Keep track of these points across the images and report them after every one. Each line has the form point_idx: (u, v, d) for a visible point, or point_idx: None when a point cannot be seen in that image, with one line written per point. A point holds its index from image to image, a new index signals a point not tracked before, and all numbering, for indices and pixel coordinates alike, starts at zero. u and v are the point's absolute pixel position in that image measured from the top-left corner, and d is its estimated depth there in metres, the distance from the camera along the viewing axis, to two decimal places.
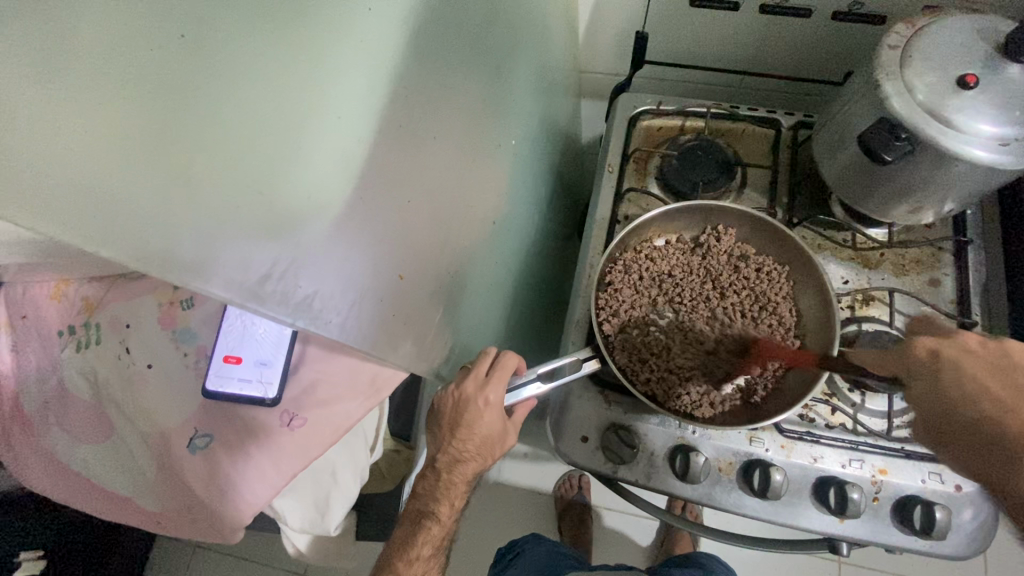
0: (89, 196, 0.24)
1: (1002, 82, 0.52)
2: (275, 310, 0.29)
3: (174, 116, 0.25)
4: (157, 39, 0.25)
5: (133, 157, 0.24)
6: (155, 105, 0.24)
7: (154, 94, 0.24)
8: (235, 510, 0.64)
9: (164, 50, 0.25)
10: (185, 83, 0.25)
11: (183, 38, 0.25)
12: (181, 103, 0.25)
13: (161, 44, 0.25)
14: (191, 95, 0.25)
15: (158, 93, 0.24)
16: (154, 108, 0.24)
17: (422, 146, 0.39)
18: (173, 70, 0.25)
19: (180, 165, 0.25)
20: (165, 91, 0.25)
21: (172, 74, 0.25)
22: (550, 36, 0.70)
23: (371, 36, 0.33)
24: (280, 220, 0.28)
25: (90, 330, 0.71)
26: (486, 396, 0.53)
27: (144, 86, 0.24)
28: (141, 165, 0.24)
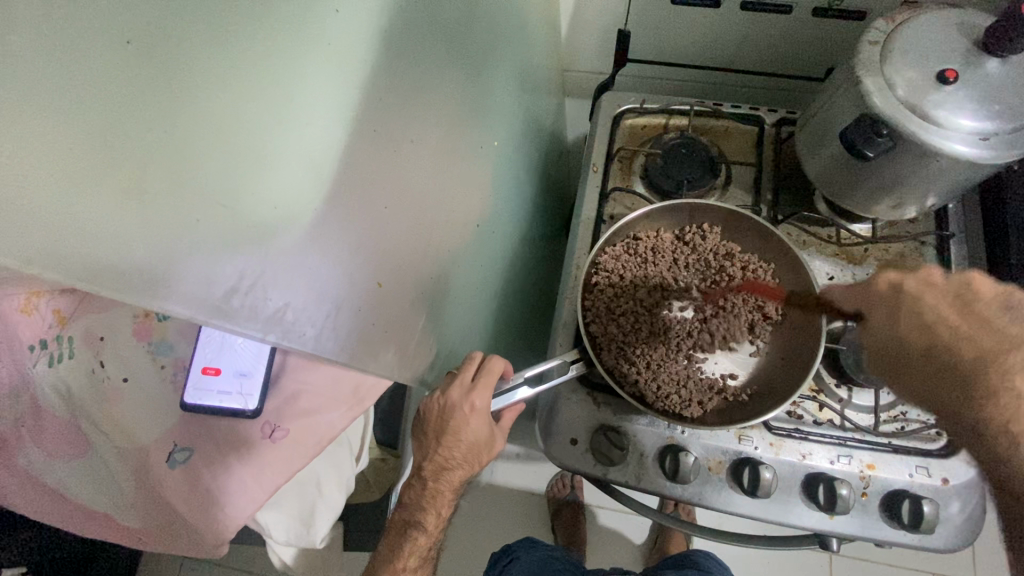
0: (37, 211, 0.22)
1: (979, 77, 0.53)
2: (243, 326, 0.29)
3: (127, 124, 0.23)
4: (101, 43, 0.22)
5: (84, 168, 0.22)
6: (106, 115, 0.23)
7: (102, 105, 0.22)
8: (216, 526, 0.64)
9: (108, 56, 0.23)
10: (142, 94, 0.23)
11: (128, 44, 0.23)
12: (131, 115, 0.23)
13: (108, 50, 0.23)
14: (148, 103, 0.23)
15: (108, 101, 0.23)
16: (102, 120, 0.22)
17: (396, 151, 0.38)
18: (121, 76, 0.23)
19: (135, 182, 0.23)
20: (116, 95, 0.23)
21: (125, 77, 0.23)
22: (532, 36, 0.69)
23: (340, 41, 0.32)
24: (248, 234, 0.27)
25: (63, 344, 0.68)
26: (472, 403, 0.52)
27: (91, 94, 0.22)
28: (90, 182, 0.22)
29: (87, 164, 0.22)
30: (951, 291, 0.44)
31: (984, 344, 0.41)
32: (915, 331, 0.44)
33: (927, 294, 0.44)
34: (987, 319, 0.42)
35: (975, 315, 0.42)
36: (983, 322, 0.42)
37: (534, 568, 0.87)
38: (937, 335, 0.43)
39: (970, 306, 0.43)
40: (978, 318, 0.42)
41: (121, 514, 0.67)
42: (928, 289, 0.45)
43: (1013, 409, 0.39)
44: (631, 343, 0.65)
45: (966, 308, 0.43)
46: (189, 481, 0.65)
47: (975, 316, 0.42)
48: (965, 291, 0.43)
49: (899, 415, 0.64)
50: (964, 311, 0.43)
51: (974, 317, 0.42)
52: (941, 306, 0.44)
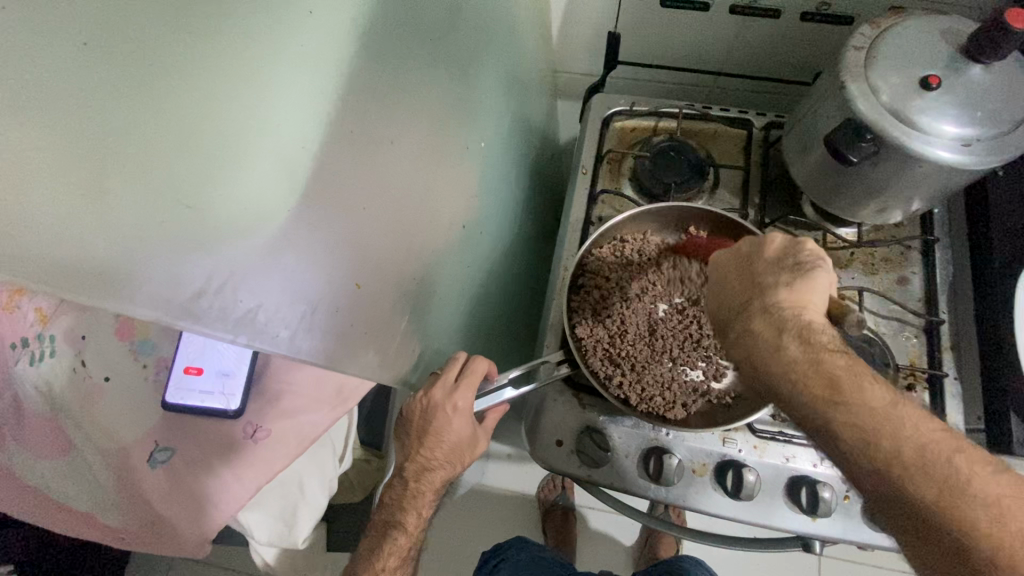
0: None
1: (962, 83, 0.53)
2: (212, 328, 0.28)
3: (87, 126, 0.23)
4: (59, 44, 0.22)
5: (44, 171, 0.22)
6: (67, 114, 0.22)
7: (61, 108, 0.22)
8: (198, 525, 0.65)
9: (67, 58, 0.22)
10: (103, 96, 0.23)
11: (87, 45, 0.23)
12: (95, 117, 0.23)
13: (68, 50, 0.22)
14: (109, 105, 0.23)
15: (66, 101, 0.22)
16: (64, 124, 0.22)
17: (376, 152, 0.38)
18: (79, 76, 0.23)
19: (98, 183, 0.23)
20: (75, 96, 0.23)
21: (86, 77, 0.23)
22: (520, 37, 0.69)
23: (315, 40, 0.32)
24: (216, 235, 0.27)
25: (45, 343, 0.67)
26: (454, 403, 0.52)
27: (48, 98, 0.22)
28: (51, 184, 0.22)
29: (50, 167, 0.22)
30: (747, 254, 0.45)
31: (746, 299, 0.42)
32: (720, 295, 0.45)
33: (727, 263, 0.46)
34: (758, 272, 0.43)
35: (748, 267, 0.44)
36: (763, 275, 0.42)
37: (522, 569, 0.87)
38: (731, 294, 0.44)
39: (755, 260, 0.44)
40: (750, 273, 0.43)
41: (103, 513, 0.66)
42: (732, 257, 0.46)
43: (783, 357, 0.38)
44: (617, 344, 0.65)
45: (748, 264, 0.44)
46: (173, 479, 0.66)
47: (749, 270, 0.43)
48: (754, 252, 0.44)
49: None
50: (749, 273, 0.44)
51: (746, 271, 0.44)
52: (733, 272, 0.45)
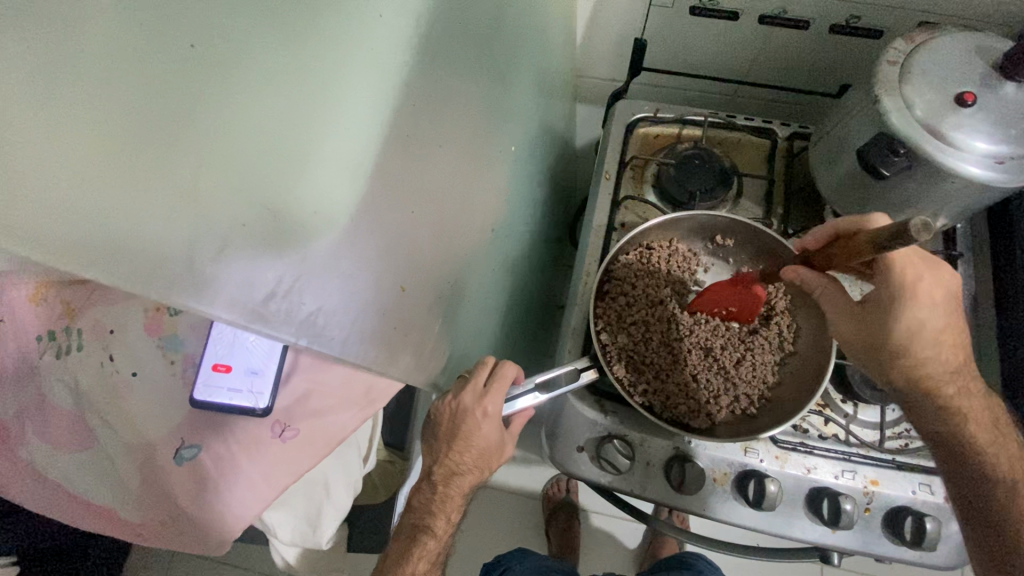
0: (89, 210, 0.23)
1: (996, 100, 0.53)
2: (279, 329, 0.29)
3: (179, 125, 0.24)
4: (165, 45, 0.24)
5: (135, 166, 0.23)
6: (160, 108, 0.24)
7: (157, 99, 0.24)
8: (223, 523, 0.65)
9: (170, 61, 0.24)
10: (195, 89, 0.25)
11: (192, 46, 0.25)
12: (186, 117, 0.24)
13: (170, 54, 0.24)
14: (200, 107, 0.25)
15: (162, 98, 0.24)
16: (158, 116, 0.24)
17: (425, 154, 0.38)
18: (173, 76, 0.24)
19: (188, 183, 0.24)
20: (168, 96, 0.24)
21: (180, 76, 0.24)
22: (551, 42, 0.69)
23: (380, 42, 0.31)
24: (286, 237, 0.27)
25: (72, 336, 0.68)
26: (484, 408, 0.52)
27: (145, 93, 0.24)
28: (143, 177, 0.24)
29: (139, 157, 0.23)
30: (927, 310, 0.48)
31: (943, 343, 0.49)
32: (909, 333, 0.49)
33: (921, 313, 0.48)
34: (881, 327, 0.49)
35: (874, 332, 0.50)
36: (901, 346, 0.49)
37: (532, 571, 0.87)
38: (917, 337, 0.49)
39: (869, 308, 0.50)
40: (872, 330, 0.50)
41: (123, 508, 0.66)
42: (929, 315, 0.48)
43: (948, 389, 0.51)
44: (641, 351, 0.66)
45: (871, 319, 0.50)
46: (197, 477, 0.66)
47: (877, 325, 0.50)
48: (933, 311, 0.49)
49: (904, 431, 0.64)
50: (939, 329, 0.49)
51: (872, 338, 0.50)
52: (850, 314, 0.51)
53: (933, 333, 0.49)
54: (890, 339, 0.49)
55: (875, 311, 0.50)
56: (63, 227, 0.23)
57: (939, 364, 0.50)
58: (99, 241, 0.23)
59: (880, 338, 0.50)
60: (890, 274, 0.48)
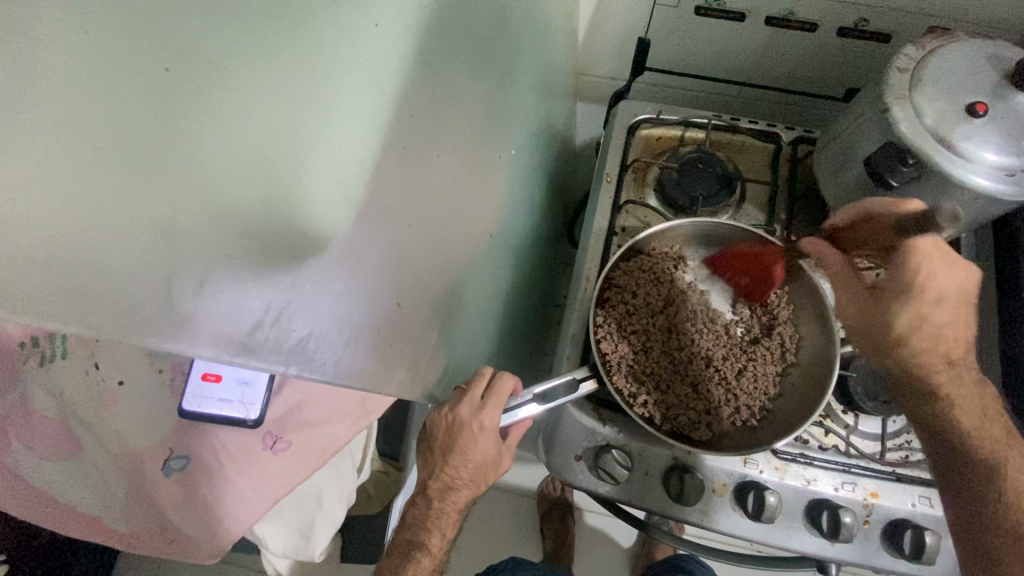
0: (67, 251, 0.22)
1: (1010, 111, 0.52)
2: (267, 359, 0.28)
3: (157, 156, 0.23)
4: (140, 71, 0.23)
5: (111, 199, 0.23)
6: (141, 140, 0.23)
7: (136, 129, 0.23)
8: (211, 535, 0.65)
9: (144, 83, 0.23)
10: (177, 115, 0.24)
11: (167, 71, 0.24)
12: (166, 147, 0.23)
13: (146, 78, 0.24)
14: (181, 136, 0.24)
15: (140, 128, 0.23)
16: (133, 147, 0.23)
17: (421, 166, 0.36)
18: (153, 105, 0.23)
19: (166, 217, 0.23)
20: (148, 128, 0.23)
21: (161, 102, 0.24)
22: (552, 41, 0.67)
23: (375, 51, 0.29)
24: (275, 262, 0.26)
25: (55, 343, 0.64)
26: (481, 422, 0.51)
27: (122, 126, 0.23)
28: (119, 212, 0.23)
29: (119, 192, 0.23)
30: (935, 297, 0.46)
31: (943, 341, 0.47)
32: (909, 319, 0.46)
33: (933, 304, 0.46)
34: (886, 314, 0.47)
35: (877, 319, 0.47)
36: (902, 336, 0.47)
37: None
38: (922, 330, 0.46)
39: (880, 296, 0.47)
40: (874, 316, 0.48)
41: (110, 517, 0.66)
42: (939, 306, 0.46)
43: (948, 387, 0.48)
44: (643, 362, 0.65)
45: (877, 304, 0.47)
46: (187, 487, 0.66)
47: (879, 312, 0.47)
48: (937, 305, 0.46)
49: (905, 443, 0.64)
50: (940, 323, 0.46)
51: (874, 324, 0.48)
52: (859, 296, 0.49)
53: (937, 329, 0.46)
54: (892, 327, 0.47)
55: (882, 298, 0.47)
56: (42, 270, 0.23)
57: (939, 355, 0.47)
58: (76, 282, 0.23)
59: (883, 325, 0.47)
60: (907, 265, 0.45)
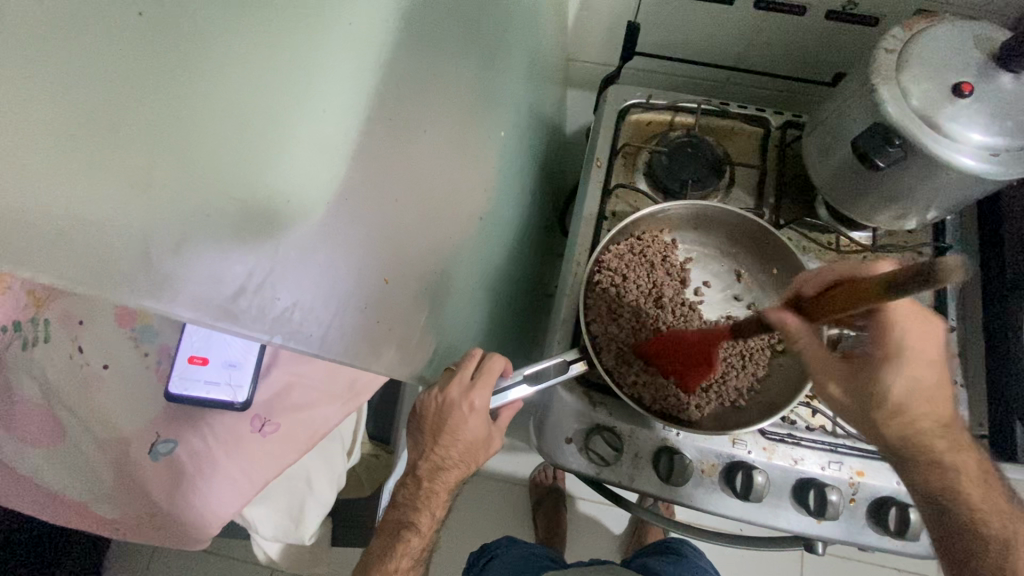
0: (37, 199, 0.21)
1: (994, 91, 0.52)
2: (249, 326, 0.27)
3: (135, 107, 0.23)
4: (113, 14, 0.22)
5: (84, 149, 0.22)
6: (118, 88, 0.22)
7: (114, 77, 0.22)
8: (199, 520, 0.64)
9: (121, 28, 0.23)
10: (157, 65, 0.23)
11: (141, 15, 0.23)
12: (145, 100, 0.23)
13: (121, 22, 0.23)
14: (160, 89, 0.23)
15: (117, 74, 0.22)
16: (112, 95, 0.22)
17: (411, 140, 0.36)
18: (131, 53, 0.23)
19: (143, 172, 0.23)
20: (125, 76, 0.22)
21: (143, 50, 0.23)
22: (541, 24, 0.66)
23: (361, 23, 0.30)
24: (257, 228, 0.25)
25: (38, 327, 0.65)
26: (471, 401, 0.51)
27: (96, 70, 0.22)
28: (95, 163, 0.22)
29: (95, 143, 0.22)
30: (919, 361, 0.45)
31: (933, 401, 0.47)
32: (901, 386, 0.45)
33: (918, 369, 0.45)
34: (874, 388, 0.46)
35: (865, 392, 0.46)
36: (897, 403, 0.46)
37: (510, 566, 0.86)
38: (911, 393, 0.46)
39: (861, 367, 0.46)
40: (862, 392, 0.46)
41: (97, 504, 0.65)
42: (925, 368, 0.46)
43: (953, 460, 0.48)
44: (631, 344, 0.65)
45: (862, 377, 0.46)
46: (174, 472, 0.65)
47: (863, 384, 0.46)
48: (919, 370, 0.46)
49: None
50: (930, 384, 0.46)
51: (864, 399, 0.46)
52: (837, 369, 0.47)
53: (928, 390, 0.46)
54: (886, 396, 0.46)
55: (866, 366, 0.46)
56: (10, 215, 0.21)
57: (933, 421, 0.47)
58: (49, 232, 0.21)
59: (876, 401, 0.46)
60: (887, 334, 0.45)
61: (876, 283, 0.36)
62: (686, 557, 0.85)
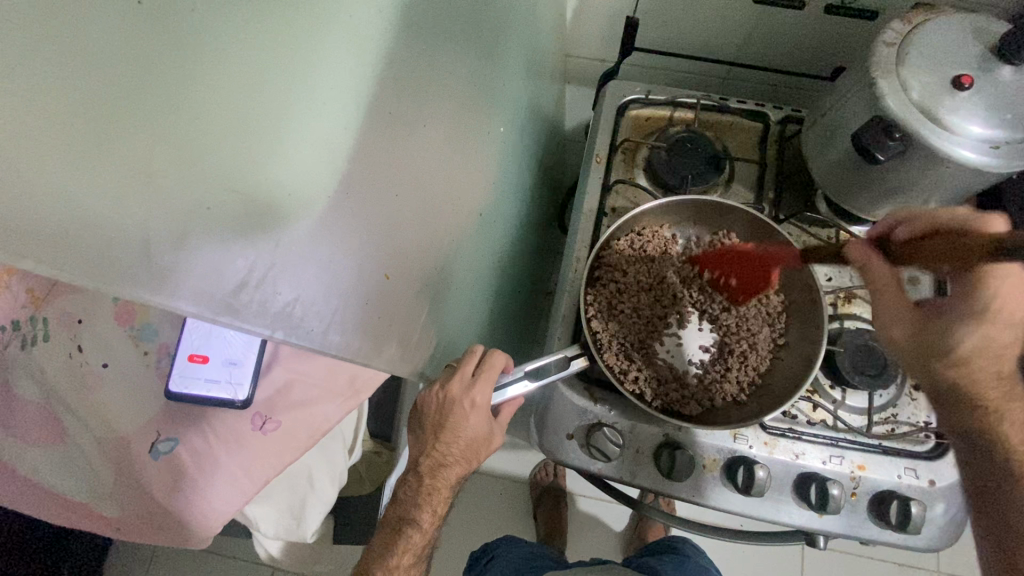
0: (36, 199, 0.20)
1: (994, 83, 0.52)
2: (251, 322, 0.27)
3: (136, 97, 0.22)
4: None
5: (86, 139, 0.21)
6: (118, 76, 0.21)
7: (115, 66, 0.21)
8: (201, 519, 0.64)
9: (119, 10, 0.21)
10: (164, 57, 0.22)
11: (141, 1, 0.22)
12: (145, 89, 0.22)
13: (119, 5, 0.21)
14: (161, 79, 0.22)
15: (117, 61, 0.21)
16: (113, 82, 0.21)
17: (411, 135, 0.36)
18: (133, 41, 0.22)
19: (144, 164, 0.22)
20: (128, 66, 0.21)
21: (144, 39, 0.22)
22: (540, 19, 0.66)
23: (360, 18, 0.30)
24: (258, 223, 0.26)
25: (36, 326, 0.65)
26: (473, 398, 0.51)
27: (93, 54, 0.21)
28: (98, 155, 0.21)
29: (99, 135, 0.21)
30: (997, 320, 0.47)
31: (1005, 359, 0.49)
32: (977, 338, 0.48)
33: (999, 325, 0.47)
34: (946, 336, 0.48)
35: (930, 342, 0.49)
36: (966, 357, 0.48)
37: (510, 565, 0.87)
38: (984, 346, 0.48)
39: (935, 320, 0.49)
40: (931, 341, 0.49)
41: (98, 504, 0.65)
42: (1002, 326, 0.48)
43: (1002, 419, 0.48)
44: (632, 340, 0.65)
45: (932, 326, 0.49)
46: (174, 471, 0.64)
47: (938, 336, 0.49)
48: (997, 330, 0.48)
49: (890, 416, 0.65)
50: (999, 345, 0.48)
51: (926, 346, 0.49)
52: (907, 318, 0.50)
53: (1000, 347, 0.48)
54: (954, 350, 0.48)
55: (939, 321, 0.49)
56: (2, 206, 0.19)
57: (993, 374, 0.49)
58: (52, 229, 0.21)
59: (940, 349, 0.49)
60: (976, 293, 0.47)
61: (958, 246, 0.37)
62: (687, 554, 0.85)
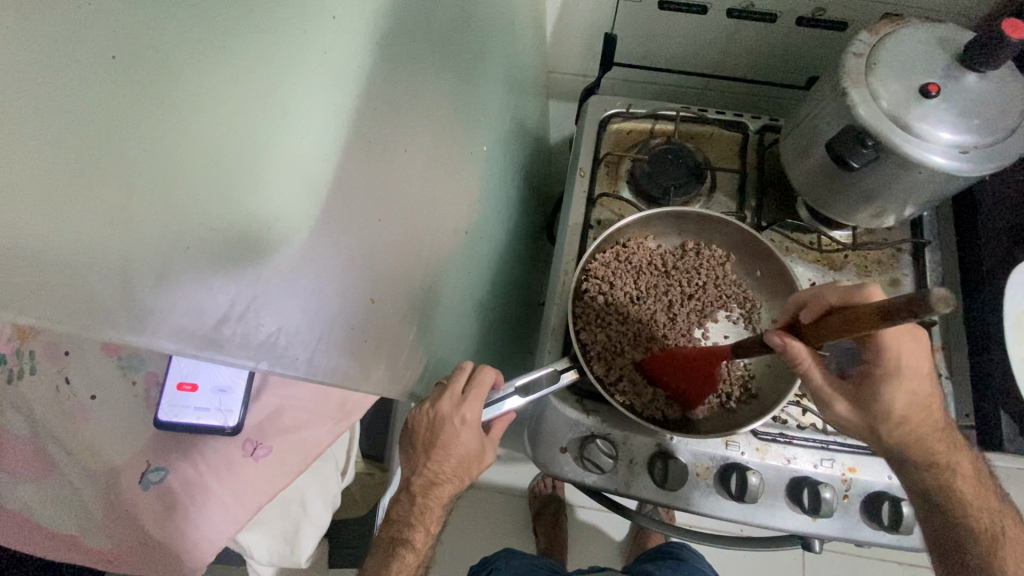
0: (24, 245, 0.21)
1: (959, 91, 0.54)
2: (234, 355, 0.27)
3: (113, 139, 0.23)
4: (86, 58, 0.22)
5: (72, 185, 0.22)
6: (100, 124, 0.22)
7: (97, 114, 0.22)
8: (195, 549, 0.64)
9: (94, 69, 0.23)
10: (140, 102, 0.23)
11: (115, 58, 0.23)
12: (125, 132, 0.23)
13: (96, 67, 0.23)
14: (137, 123, 0.23)
15: (97, 112, 0.22)
16: (92, 132, 0.22)
17: (392, 161, 0.37)
18: (109, 94, 0.23)
19: (122, 204, 0.23)
20: (106, 115, 0.23)
21: (120, 87, 0.23)
22: (519, 39, 0.67)
23: (334, 48, 0.30)
24: (236, 254, 0.26)
25: (22, 359, 0.65)
26: (463, 415, 0.51)
27: (83, 106, 0.22)
28: (83, 198, 0.22)
29: (85, 174, 0.22)
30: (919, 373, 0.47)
31: (933, 409, 0.50)
32: (900, 405, 0.48)
33: (917, 387, 0.48)
34: (879, 403, 0.48)
35: (871, 405, 0.48)
36: (900, 417, 0.49)
37: None
38: (914, 410, 0.49)
39: (863, 388, 0.48)
40: (868, 408, 0.49)
41: (89, 536, 0.64)
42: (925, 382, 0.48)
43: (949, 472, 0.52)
44: (621, 352, 0.66)
45: (863, 396, 0.48)
46: (166, 501, 0.64)
47: (870, 403, 0.48)
48: (918, 386, 0.48)
49: None
50: (921, 399, 0.49)
51: (870, 411, 0.49)
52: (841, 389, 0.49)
53: (923, 400, 0.49)
54: (891, 411, 0.48)
55: (867, 387, 0.48)
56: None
57: (930, 425, 0.50)
58: (26, 272, 0.21)
59: (882, 414, 0.49)
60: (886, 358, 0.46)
61: (871, 310, 0.35)
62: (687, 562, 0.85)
